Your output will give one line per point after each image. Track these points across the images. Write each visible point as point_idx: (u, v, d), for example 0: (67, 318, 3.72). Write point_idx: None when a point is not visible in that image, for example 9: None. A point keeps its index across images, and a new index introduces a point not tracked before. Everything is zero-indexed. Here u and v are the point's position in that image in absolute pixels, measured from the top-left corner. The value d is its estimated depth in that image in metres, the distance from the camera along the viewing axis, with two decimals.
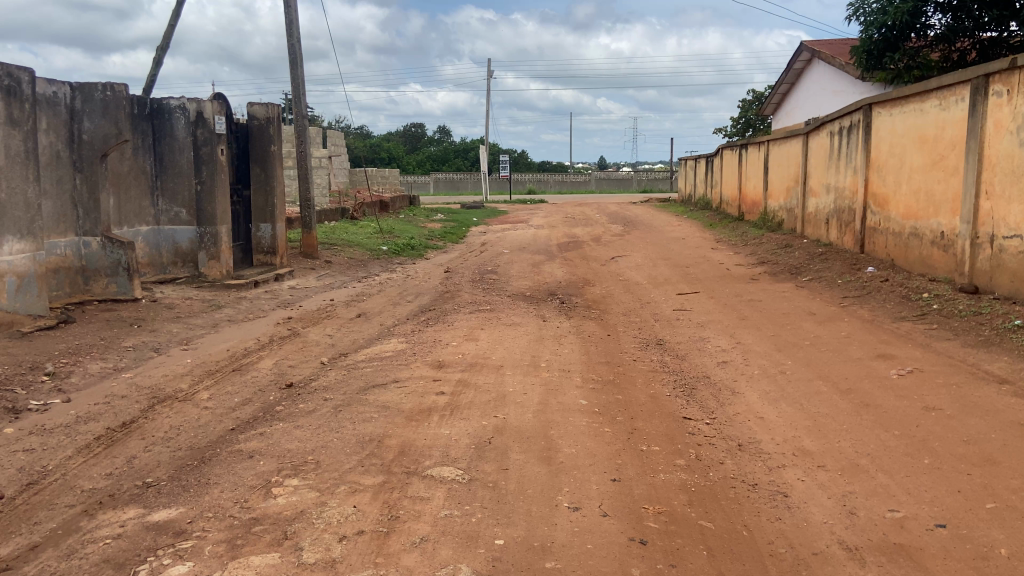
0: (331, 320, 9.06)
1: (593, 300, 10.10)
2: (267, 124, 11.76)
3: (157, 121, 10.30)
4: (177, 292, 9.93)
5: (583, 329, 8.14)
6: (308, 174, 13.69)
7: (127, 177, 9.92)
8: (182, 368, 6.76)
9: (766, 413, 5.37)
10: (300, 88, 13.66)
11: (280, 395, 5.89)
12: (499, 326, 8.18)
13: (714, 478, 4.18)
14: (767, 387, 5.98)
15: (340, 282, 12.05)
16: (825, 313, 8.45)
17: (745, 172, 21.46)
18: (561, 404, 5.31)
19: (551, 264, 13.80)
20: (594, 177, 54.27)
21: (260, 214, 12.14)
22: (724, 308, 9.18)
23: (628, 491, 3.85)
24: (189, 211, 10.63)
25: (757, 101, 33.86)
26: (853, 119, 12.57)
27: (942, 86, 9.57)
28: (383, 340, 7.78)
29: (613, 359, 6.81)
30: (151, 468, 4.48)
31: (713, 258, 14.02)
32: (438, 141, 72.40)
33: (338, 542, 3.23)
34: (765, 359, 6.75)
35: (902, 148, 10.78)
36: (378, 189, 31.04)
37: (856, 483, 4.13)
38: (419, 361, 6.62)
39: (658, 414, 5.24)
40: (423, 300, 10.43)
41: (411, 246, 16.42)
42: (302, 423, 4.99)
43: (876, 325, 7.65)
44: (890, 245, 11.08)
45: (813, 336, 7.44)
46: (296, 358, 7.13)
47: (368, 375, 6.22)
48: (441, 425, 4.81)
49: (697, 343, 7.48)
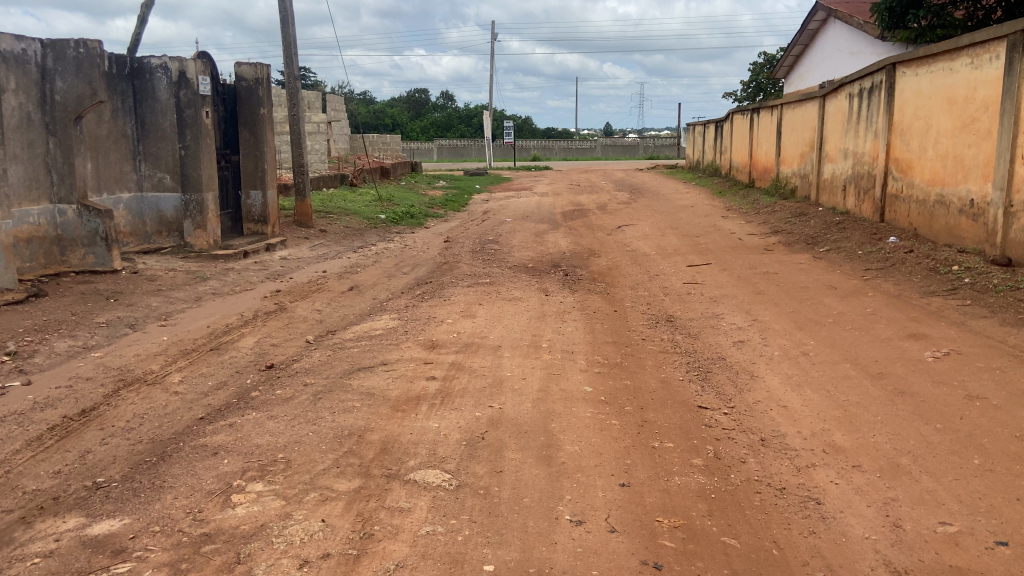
0: (320, 294, 8.53)
1: (599, 273, 9.55)
2: (256, 85, 11.18)
3: (137, 81, 9.75)
4: (160, 263, 9.42)
5: (588, 305, 7.61)
6: (300, 139, 13.09)
7: (105, 140, 9.34)
8: (155, 348, 6.27)
9: (789, 401, 4.86)
10: (292, 48, 13.01)
11: (257, 378, 5.42)
12: (498, 302, 7.66)
13: (736, 482, 3.68)
14: (789, 371, 5.46)
15: (335, 252, 11.52)
16: (847, 287, 7.90)
17: (756, 137, 20.73)
18: (562, 392, 4.80)
19: (555, 234, 13.22)
20: (600, 144, 53.21)
21: (250, 180, 11.54)
22: (738, 281, 8.64)
23: (639, 500, 3.37)
24: (173, 177, 10.08)
25: (768, 63, 32.94)
26: (875, 80, 11.90)
27: (976, 43, 8.93)
28: (374, 317, 7.27)
29: (621, 339, 6.29)
30: (105, 465, 4.02)
31: (724, 228, 13.44)
32: (442, 107, 71.15)
33: (297, 569, 2.74)
34: (785, 339, 6.22)
35: (929, 109, 10.13)
36: (380, 156, 30.31)
37: (898, 488, 3.63)
38: (412, 340, 6.12)
39: (670, 404, 4.72)
40: (420, 272, 9.89)
41: (410, 214, 15.87)
42: (276, 413, 4.49)
43: (904, 301, 7.10)
44: (913, 214, 10.49)
45: (836, 313, 6.90)
46: (280, 337, 6.63)
47: (354, 357, 5.72)
48: (429, 417, 4.31)
49: (711, 321, 6.96)
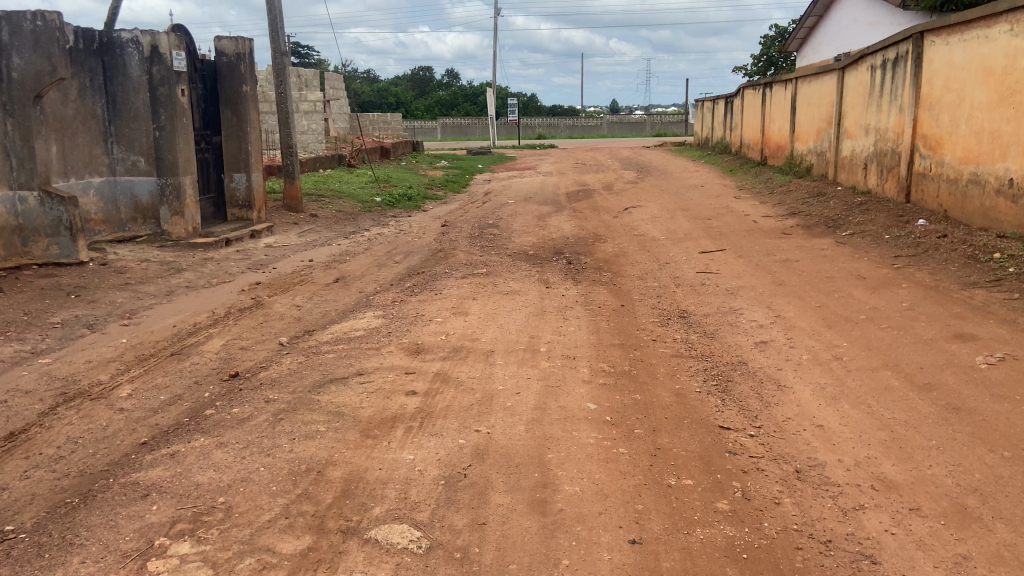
0: (302, 287, 7.86)
1: (605, 260, 8.84)
2: (237, 61, 10.48)
3: (107, 57, 9.04)
4: (133, 253, 8.77)
5: (592, 299, 6.92)
6: (288, 118, 12.37)
7: (73, 121, 8.64)
8: (110, 353, 5.63)
9: (825, 420, 4.21)
10: (278, 22, 12.27)
11: (216, 391, 4.78)
12: (494, 296, 6.99)
13: (771, 533, 3.02)
14: (821, 380, 4.77)
15: (324, 239, 10.86)
16: (878, 277, 7.19)
17: (769, 113, 19.88)
18: (560, 411, 4.14)
19: (558, 217, 12.49)
20: (607, 121, 52.05)
21: (233, 163, 10.84)
22: (756, 270, 7.93)
23: (654, 566, 2.74)
24: (148, 160, 9.40)
25: (780, 36, 31.91)
26: (900, 50, 11.10)
27: (1017, 8, 8.16)
28: (358, 315, 6.60)
29: (629, 340, 5.62)
30: (18, 508, 3.38)
31: (737, 209, 12.70)
32: (445, 84, 69.88)
33: None
34: (813, 340, 5.54)
35: (961, 81, 9.36)
36: (380, 135, 29.43)
37: (969, 543, 3.00)
38: (394, 344, 5.46)
39: (687, 424, 4.06)
40: (413, 261, 9.22)
41: (407, 197, 15.17)
42: (228, 440, 3.85)
43: (944, 294, 6.41)
44: (943, 195, 9.74)
45: (868, 308, 6.20)
46: (251, 338, 5.98)
47: (327, 365, 5.07)
48: (404, 446, 3.66)
49: (728, 317, 6.28)
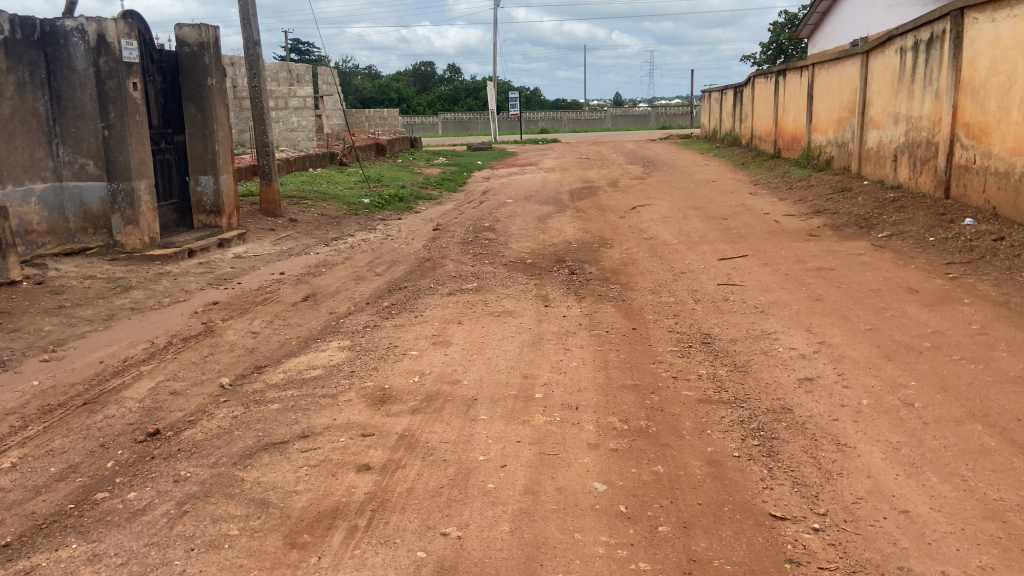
0: (265, 308, 6.85)
1: (613, 270, 7.78)
2: (200, 51, 9.48)
3: (50, 48, 8.05)
4: (78, 269, 7.76)
5: (599, 321, 5.87)
6: (263, 114, 11.34)
7: (9, 121, 7.63)
8: (11, 403, 4.59)
9: (910, 500, 3.17)
10: (250, 8, 11.24)
11: (122, 459, 3.74)
12: (484, 319, 5.95)
13: None
14: (893, 438, 3.72)
15: (302, 247, 9.84)
16: (932, 290, 6.14)
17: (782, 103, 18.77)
18: (558, 496, 3.10)
19: (560, 218, 11.43)
20: (611, 115, 50.84)
21: (199, 164, 9.82)
22: (787, 282, 6.88)
23: None
24: (98, 163, 8.37)
25: (791, 22, 30.75)
26: (935, 29, 10.03)
27: None
28: (321, 344, 5.56)
29: (644, 380, 4.58)
30: None
31: (755, 206, 11.63)
32: (447, 79, 68.62)
33: None
34: (871, 375, 4.52)
35: (1010, 61, 8.29)
36: (377, 131, 28.26)
37: None
38: (355, 389, 4.44)
39: (729, 514, 3.02)
40: (397, 272, 8.20)
41: (398, 197, 14.13)
42: (105, 552, 2.82)
43: (1018, 312, 5.38)
44: (991, 189, 8.67)
45: (930, 332, 5.15)
46: (187, 378, 4.95)
47: (267, 420, 4.04)
48: (339, 566, 2.65)
49: (761, 344, 5.25)
